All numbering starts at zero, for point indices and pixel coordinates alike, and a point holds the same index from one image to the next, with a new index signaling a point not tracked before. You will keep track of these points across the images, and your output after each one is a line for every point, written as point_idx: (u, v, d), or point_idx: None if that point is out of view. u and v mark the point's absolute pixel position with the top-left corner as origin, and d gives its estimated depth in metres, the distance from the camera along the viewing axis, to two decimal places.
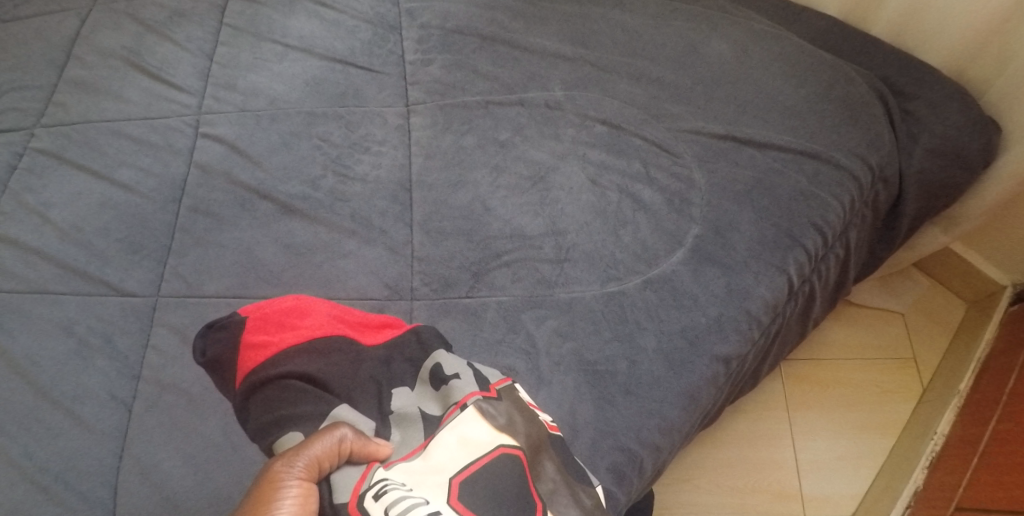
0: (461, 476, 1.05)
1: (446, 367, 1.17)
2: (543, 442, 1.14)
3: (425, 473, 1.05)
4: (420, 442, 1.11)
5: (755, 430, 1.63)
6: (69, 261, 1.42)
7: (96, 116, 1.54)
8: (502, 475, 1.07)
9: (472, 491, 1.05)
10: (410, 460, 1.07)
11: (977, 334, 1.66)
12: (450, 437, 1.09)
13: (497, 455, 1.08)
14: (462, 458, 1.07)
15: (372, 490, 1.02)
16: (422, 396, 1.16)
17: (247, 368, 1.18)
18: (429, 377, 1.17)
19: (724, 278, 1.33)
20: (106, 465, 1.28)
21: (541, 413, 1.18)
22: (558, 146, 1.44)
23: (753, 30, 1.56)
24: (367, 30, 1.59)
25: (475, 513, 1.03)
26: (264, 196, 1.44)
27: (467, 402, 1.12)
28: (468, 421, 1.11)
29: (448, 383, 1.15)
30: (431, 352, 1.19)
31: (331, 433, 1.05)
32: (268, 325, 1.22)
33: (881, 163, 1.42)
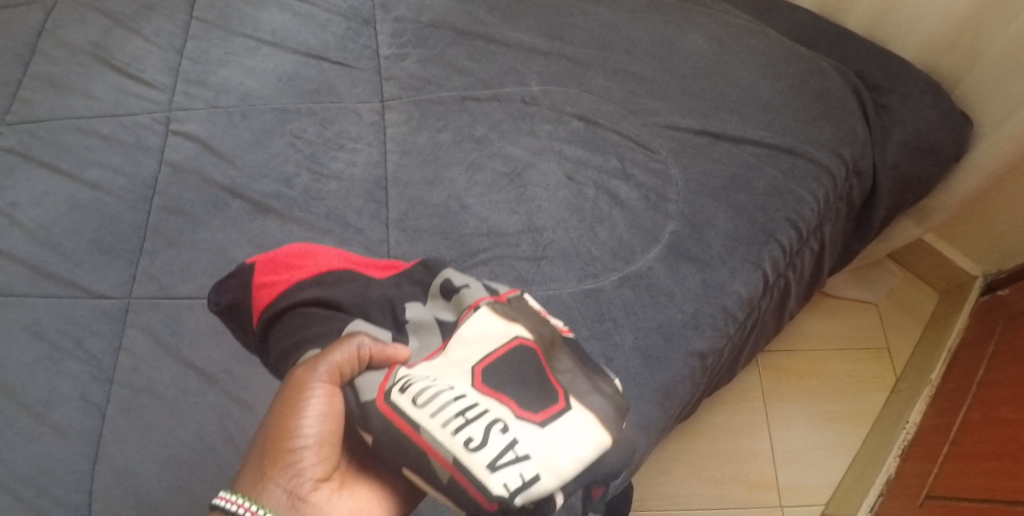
0: (482, 365, 1.07)
1: (456, 284, 1.21)
2: (558, 339, 1.14)
3: (447, 366, 1.08)
4: (438, 345, 1.15)
5: (732, 421, 1.64)
6: (38, 263, 1.39)
7: (64, 114, 1.51)
8: (523, 359, 1.07)
9: (497, 374, 1.06)
10: (432, 361, 1.10)
11: (948, 323, 1.67)
12: (466, 337, 1.11)
13: (514, 344, 1.09)
14: (481, 350, 1.09)
15: (396, 385, 1.05)
16: (435, 309, 1.20)
17: (261, 305, 1.22)
18: (440, 293, 1.21)
19: (700, 274, 1.33)
20: (79, 470, 1.27)
21: (553, 319, 1.19)
22: (535, 143, 1.43)
23: (728, 23, 1.56)
24: (340, 24, 1.57)
25: (501, 393, 1.04)
26: (237, 195, 1.43)
27: (480, 303, 1.15)
28: (482, 319, 1.13)
29: (459, 293, 1.19)
30: (441, 269, 1.24)
31: (348, 341, 1.07)
32: (277, 265, 1.25)
33: (855, 156, 1.43)
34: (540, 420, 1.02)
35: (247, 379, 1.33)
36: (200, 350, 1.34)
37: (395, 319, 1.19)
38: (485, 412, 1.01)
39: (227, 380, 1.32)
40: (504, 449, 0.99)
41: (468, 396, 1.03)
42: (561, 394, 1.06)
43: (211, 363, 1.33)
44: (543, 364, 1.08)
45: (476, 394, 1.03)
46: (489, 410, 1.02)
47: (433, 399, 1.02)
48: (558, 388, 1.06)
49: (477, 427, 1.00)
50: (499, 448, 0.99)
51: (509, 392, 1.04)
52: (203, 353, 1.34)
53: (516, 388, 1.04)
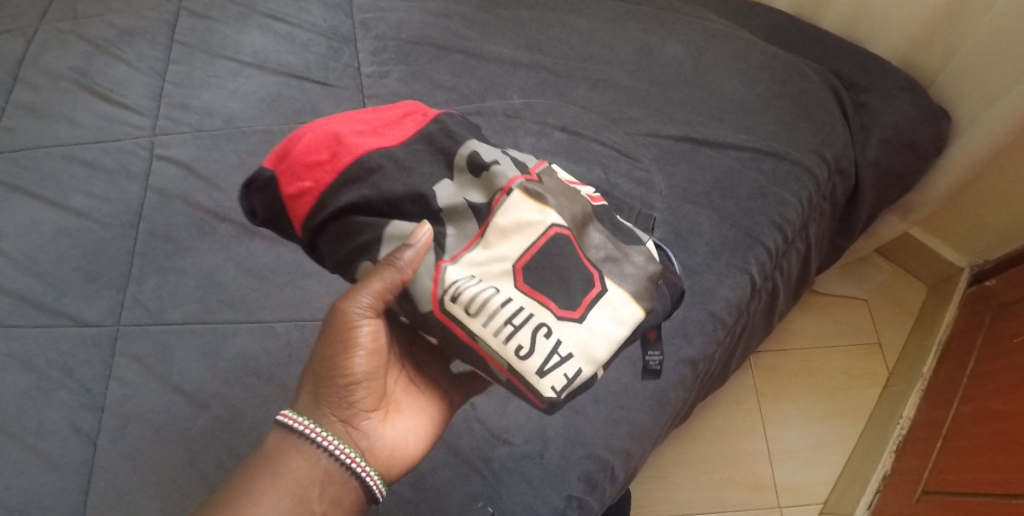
0: (522, 257, 1.04)
1: (477, 155, 1.09)
2: (589, 215, 1.11)
3: (490, 262, 1.04)
4: (476, 232, 1.06)
5: (727, 424, 1.64)
6: (26, 294, 1.39)
7: (47, 142, 1.50)
8: (562, 250, 1.05)
9: (539, 266, 1.04)
10: (467, 250, 1.06)
11: (938, 315, 1.67)
12: (502, 224, 1.05)
13: (553, 234, 1.05)
14: (519, 238, 1.05)
15: (445, 293, 1.03)
16: (463, 188, 1.08)
17: (311, 202, 1.09)
18: (466, 172, 1.09)
19: (686, 281, 1.35)
20: (73, 500, 1.27)
21: (580, 188, 1.15)
22: (518, 156, 1.43)
23: (707, 28, 1.56)
24: (321, 43, 1.57)
25: (545, 293, 1.04)
26: (223, 219, 1.43)
27: (513, 185, 1.06)
28: (518, 204, 1.05)
29: (489, 169, 1.08)
30: (459, 145, 1.10)
31: (394, 253, 1.03)
32: (296, 170, 1.10)
33: (836, 156, 1.44)
34: (580, 315, 1.04)
35: (237, 403, 1.32)
36: (190, 375, 1.34)
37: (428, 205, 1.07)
38: (535, 319, 1.03)
39: (218, 404, 1.32)
40: (558, 350, 1.03)
41: (516, 300, 1.03)
42: (596, 279, 1.07)
43: (201, 388, 1.33)
44: (581, 255, 1.07)
45: (522, 296, 1.04)
46: (538, 316, 1.03)
47: (481, 304, 1.02)
48: (595, 280, 1.06)
49: (527, 334, 1.03)
50: (553, 351, 1.03)
51: (552, 291, 1.04)
52: (193, 379, 1.33)
53: (558, 287, 1.04)
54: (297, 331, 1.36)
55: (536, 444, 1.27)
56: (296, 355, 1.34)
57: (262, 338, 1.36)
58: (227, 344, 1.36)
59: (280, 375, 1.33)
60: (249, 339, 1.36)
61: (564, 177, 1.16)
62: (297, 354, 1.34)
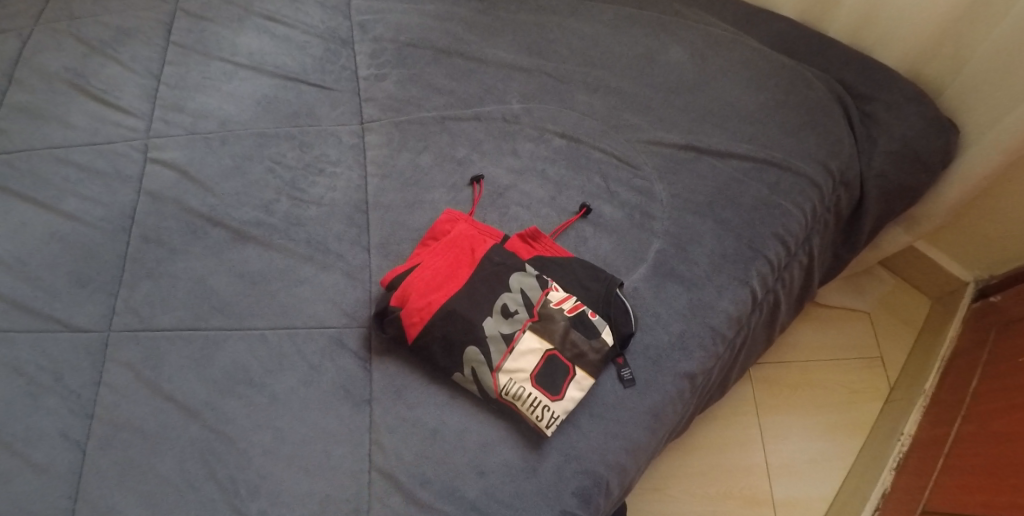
0: (536, 368, 1.25)
1: (517, 296, 1.30)
2: (576, 338, 1.27)
3: (518, 370, 1.25)
4: (505, 351, 1.26)
5: (727, 436, 1.61)
6: (17, 297, 1.37)
7: (40, 143, 1.48)
8: (562, 362, 1.26)
9: (551, 372, 1.25)
10: (498, 362, 1.26)
11: (941, 330, 1.65)
12: (521, 348, 1.26)
13: (553, 353, 1.26)
14: (532, 354, 1.26)
15: (499, 388, 1.25)
16: (497, 323, 1.28)
17: (420, 329, 1.28)
18: (499, 313, 1.29)
19: (686, 293, 1.33)
20: (60, 508, 1.25)
21: (572, 303, 1.30)
22: (516, 162, 1.42)
23: (710, 34, 1.53)
24: (318, 45, 1.55)
25: (556, 390, 1.24)
26: (216, 223, 1.41)
27: (526, 327, 1.27)
28: (532, 343, 1.27)
29: (516, 317, 1.28)
30: (499, 293, 1.30)
31: (464, 369, 1.27)
32: (418, 304, 1.29)
33: (841, 167, 1.41)
34: (566, 398, 1.24)
35: (227, 412, 1.30)
36: (181, 383, 1.32)
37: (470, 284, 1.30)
38: (541, 405, 1.24)
39: (208, 413, 1.30)
40: (555, 424, 1.24)
41: (536, 395, 1.24)
42: (572, 367, 1.26)
43: (192, 396, 1.31)
44: (569, 364, 1.26)
45: (538, 391, 1.24)
46: (543, 402, 1.24)
47: (511, 398, 1.25)
48: (572, 371, 1.25)
49: (548, 417, 1.24)
50: (552, 423, 1.24)
51: (556, 383, 1.25)
52: (183, 386, 1.32)
53: (559, 379, 1.25)
54: (289, 340, 1.34)
55: (530, 459, 1.25)
56: (288, 364, 1.32)
57: (254, 345, 1.34)
58: (218, 351, 1.34)
59: (272, 383, 1.31)
60: (240, 346, 1.34)
61: (561, 298, 1.30)
62: (288, 363, 1.32)
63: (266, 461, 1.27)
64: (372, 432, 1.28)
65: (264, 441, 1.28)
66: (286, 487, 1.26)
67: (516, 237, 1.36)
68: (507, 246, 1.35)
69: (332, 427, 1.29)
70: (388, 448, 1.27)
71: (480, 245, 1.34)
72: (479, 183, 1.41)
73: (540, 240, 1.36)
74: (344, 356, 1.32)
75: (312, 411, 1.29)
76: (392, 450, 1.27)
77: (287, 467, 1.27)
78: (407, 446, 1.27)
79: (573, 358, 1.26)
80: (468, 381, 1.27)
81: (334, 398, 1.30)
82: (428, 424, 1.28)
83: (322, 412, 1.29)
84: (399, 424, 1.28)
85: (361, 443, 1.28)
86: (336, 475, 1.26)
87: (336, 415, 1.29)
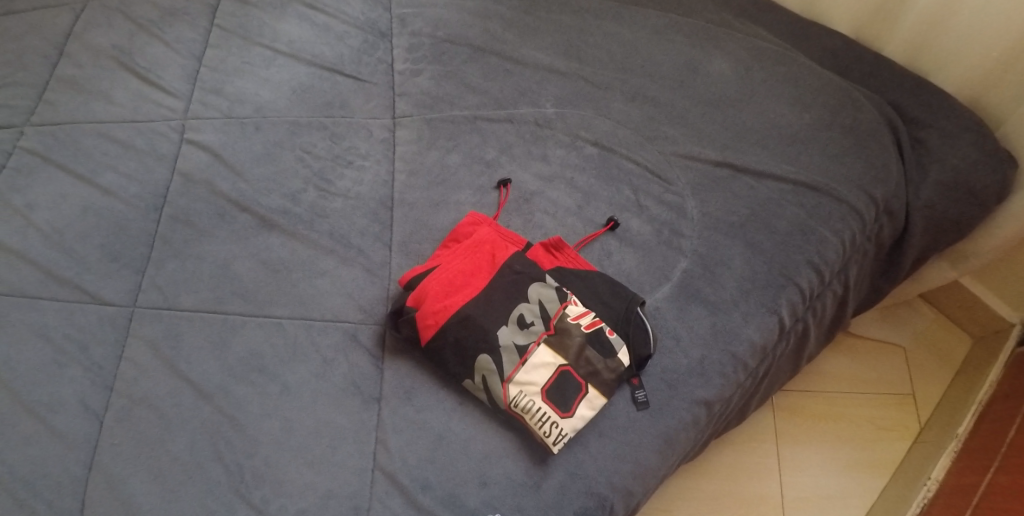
0: (547, 383, 1.23)
1: (535, 307, 1.27)
2: (592, 356, 1.24)
3: (529, 383, 1.23)
4: (518, 363, 1.24)
5: (744, 461, 1.57)
6: (49, 265, 1.39)
7: (83, 117, 1.51)
8: (575, 379, 1.23)
9: (563, 387, 1.23)
10: (510, 373, 1.23)
11: (980, 373, 1.58)
12: (534, 360, 1.24)
13: (566, 369, 1.24)
14: (545, 368, 1.24)
15: (509, 399, 1.23)
16: (512, 333, 1.25)
17: (434, 332, 1.27)
18: (514, 323, 1.26)
19: (710, 317, 1.29)
20: (75, 476, 1.26)
21: (591, 320, 1.27)
22: (545, 169, 1.41)
23: (756, 47, 1.49)
24: (357, 36, 1.56)
25: (566, 407, 1.22)
26: (243, 208, 1.42)
27: (541, 340, 1.25)
28: (545, 358, 1.24)
29: (531, 329, 1.25)
30: (516, 303, 1.27)
31: (475, 376, 1.25)
32: (433, 307, 1.27)
33: (887, 196, 1.36)
34: (575, 415, 1.22)
35: (240, 398, 1.30)
36: (198, 364, 1.32)
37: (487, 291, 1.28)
38: (549, 421, 1.21)
39: (221, 397, 1.30)
40: (562, 442, 1.21)
41: (545, 410, 1.22)
42: (585, 386, 1.23)
43: (207, 378, 1.31)
44: (582, 381, 1.23)
45: (547, 406, 1.22)
46: (552, 419, 1.21)
47: (519, 411, 1.23)
48: (584, 389, 1.23)
49: (555, 434, 1.21)
50: (559, 441, 1.21)
51: (567, 400, 1.22)
52: (200, 368, 1.32)
53: (570, 396, 1.22)
54: (305, 331, 1.33)
55: (535, 473, 1.23)
56: (303, 355, 1.32)
57: (270, 333, 1.33)
58: (236, 336, 1.34)
59: (285, 372, 1.31)
60: (257, 333, 1.34)
61: (581, 313, 1.27)
62: (302, 354, 1.32)
63: (273, 451, 1.26)
64: (379, 431, 1.27)
65: (272, 430, 1.28)
66: (290, 478, 1.25)
67: (539, 245, 1.34)
68: (529, 254, 1.33)
69: (339, 423, 1.28)
70: (393, 449, 1.26)
71: (501, 252, 1.32)
72: (506, 187, 1.40)
73: (563, 250, 1.33)
74: (357, 353, 1.32)
75: (322, 405, 1.29)
76: (397, 452, 1.25)
77: (293, 458, 1.26)
78: (412, 449, 1.25)
79: (586, 376, 1.23)
80: (478, 388, 1.25)
81: (344, 394, 1.29)
82: (435, 428, 1.27)
83: (331, 405, 1.29)
84: (406, 427, 1.27)
85: (367, 441, 1.27)
86: (340, 471, 1.25)
87: (344, 411, 1.28)
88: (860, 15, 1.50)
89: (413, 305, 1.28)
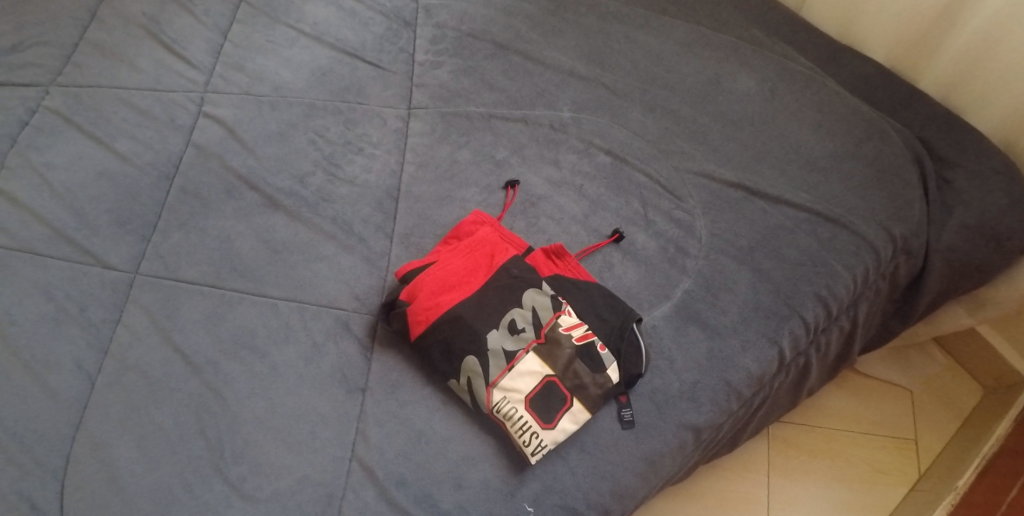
0: (532, 392, 1.20)
1: (527, 314, 1.25)
2: (580, 369, 1.21)
3: (514, 390, 1.20)
4: (505, 369, 1.21)
5: (733, 490, 1.52)
6: (57, 224, 1.39)
7: (108, 82, 1.52)
8: (560, 391, 1.20)
9: (547, 398, 1.20)
10: (495, 377, 1.21)
11: (989, 426, 1.52)
12: (521, 367, 1.21)
13: (552, 381, 1.21)
14: (531, 376, 1.21)
15: (492, 404, 1.20)
16: (502, 338, 1.23)
17: (424, 328, 1.25)
18: (505, 328, 1.24)
19: (707, 342, 1.26)
20: (62, 435, 1.24)
21: (584, 333, 1.24)
22: (555, 174, 1.40)
23: (785, 67, 1.47)
24: (381, 23, 1.56)
25: (548, 418, 1.19)
26: (252, 186, 1.41)
27: (531, 349, 1.22)
28: (533, 366, 1.21)
29: (521, 337, 1.23)
30: (509, 308, 1.25)
31: (460, 377, 1.23)
32: (424, 302, 1.26)
33: (906, 234, 1.33)
34: (556, 428, 1.19)
35: (228, 374, 1.27)
36: (190, 336, 1.30)
37: (482, 293, 1.26)
38: (530, 430, 1.18)
39: (210, 371, 1.28)
40: (541, 453, 1.18)
41: (526, 419, 1.19)
42: (570, 400, 1.20)
43: (198, 351, 1.29)
44: (567, 394, 1.20)
45: (529, 415, 1.19)
46: (533, 428, 1.18)
47: (501, 417, 1.20)
48: (568, 402, 1.20)
49: (533, 444, 1.18)
50: (538, 451, 1.18)
51: (550, 412, 1.19)
52: (192, 340, 1.30)
53: (553, 408, 1.19)
54: (298, 314, 1.31)
55: (511, 482, 1.20)
56: (293, 337, 1.30)
57: (264, 313, 1.32)
58: (230, 312, 1.32)
59: (274, 353, 1.28)
60: (252, 312, 1.32)
61: (574, 325, 1.24)
62: (293, 337, 1.30)
63: (255, 430, 1.23)
64: (360, 422, 1.24)
65: (256, 410, 1.25)
66: (268, 460, 1.22)
67: (540, 250, 1.32)
68: (529, 259, 1.31)
69: (322, 409, 1.25)
70: (372, 442, 1.22)
71: (500, 254, 1.29)
72: (513, 189, 1.39)
73: (564, 258, 1.31)
74: (347, 340, 1.29)
75: (307, 389, 1.26)
76: (376, 446, 1.22)
77: (274, 440, 1.23)
78: (392, 444, 1.22)
79: (572, 389, 1.21)
80: (462, 389, 1.23)
81: (329, 381, 1.27)
82: (416, 425, 1.24)
83: (316, 391, 1.26)
84: (387, 420, 1.24)
85: (348, 430, 1.23)
86: (318, 457, 1.22)
87: (328, 398, 1.25)
88: (898, 43, 1.47)
89: (405, 300, 1.27)
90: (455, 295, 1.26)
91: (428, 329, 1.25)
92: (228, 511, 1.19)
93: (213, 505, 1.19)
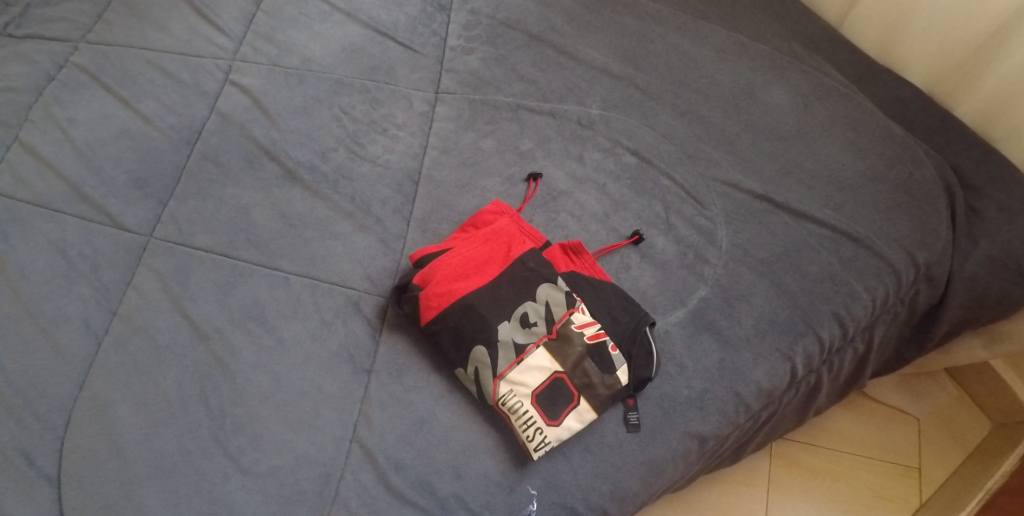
0: (539, 387, 1.19)
1: (540, 308, 1.23)
2: (589, 369, 1.20)
3: (520, 384, 1.19)
4: (513, 362, 1.20)
5: (730, 503, 1.52)
6: (75, 181, 1.38)
7: (137, 42, 1.51)
8: (567, 389, 1.19)
9: (554, 395, 1.19)
10: (503, 370, 1.20)
11: (995, 461, 1.51)
12: (529, 362, 1.20)
13: (559, 379, 1.19)
14: (539, 372, 1.20)
15: (498, 396, 1.19)
16: (512, 330, 1.22)
17: (435, 315, 1.23)
18: (517, 320, 1.22)
19: (719, 352, 1.25)
20: (65, 393, 1.23)
21: (594, 332, 1.22)
22: (579, 170, 1.39)
23: (821, 83, 1.46)
24: (416, 5, 1.55)
25: (553, 414, 1.18)
26: (273, 158, 1.40)
27: (541, 345, 1.21)
28: (541, 362, 1.20)
29: (531, 332, 1.21)
30: (522, 300, 1.24)
31: (468, 367, 1.21)
32: (435, 289, 1.24)
33: (929, 260, 1.32)
34: (559, 424, 1.18)
35: (234, 345, 1.26)
36: (200, 304, 1.29)
37: (496, 285, 1.25)
38: (534, 426, 1.17)
39: (217, 340, 1.26)
40: (544, 449, 1.17)
41: (531, 413, 1.18)
42: (576, 398, 1.19)
43: (207, 320, 1.28)
44: (575, 393, 1.19)
45: (533, 410, 1.18)
46: (538, 424, 1.17)
47: (506, 410, 1.19)
48: (575, 400, 1.19)
49: (537, 439, 1.17)
50: (541, 448, 1.17)
51: (555, 409, 1.18)
52: (202, 309, 1.28)
53: (559, 405, 1.18)
54: (310, 290, 1.30)
55: (511, 476, 1.19)
56: (302, 313, 1.28)
57: (275, 286, 1.30)
58: (242, 283, 1.31)
59: (283, 327, 1.27)
60: (263, 284, 1.31)
61: (586, 325, 1.23)
62: (303, 313, 1.28)
63: (258, 403, 1.22)
64: (363, 404, 1.23)
65: (260, 384, 1.24)
66: (269, 434, 1.21)
67: (557, 245, 1.30)
68: (546, 253, 1.29)
69: (326, 388, 1.23)
70: (374, 425, 1.21)
71: (517, 246, 1.28)
72: (536, 181, 1.38)
73: (581, 255, 1.29)
74: (356, 320, 1.28)
75: (313, 367, 1.25)
76: (378, 429, 1.21)
77: (276, 415, 1.22)
78: (394, 428, 1.21)
79: (580, 388, 1.19)
80: (469, 379, 1.21)
81: (336, 360, 1.25)
82: (419, 411, 1.22)
83: (321, 369, 1.25)
84: (391, 404, 1.22)
85: (351, 411, 1.22)
86: (319, 436, 1.21)
87: (333, 376, 1.24)
88: (937, 68, 1.45)
89: (418, 285, 1.25)
90: (468, 283, 1.25)
91: (439, 316, 1.23)
92: (226, 484, 1.18)
93: (211, 476, 1.18)
